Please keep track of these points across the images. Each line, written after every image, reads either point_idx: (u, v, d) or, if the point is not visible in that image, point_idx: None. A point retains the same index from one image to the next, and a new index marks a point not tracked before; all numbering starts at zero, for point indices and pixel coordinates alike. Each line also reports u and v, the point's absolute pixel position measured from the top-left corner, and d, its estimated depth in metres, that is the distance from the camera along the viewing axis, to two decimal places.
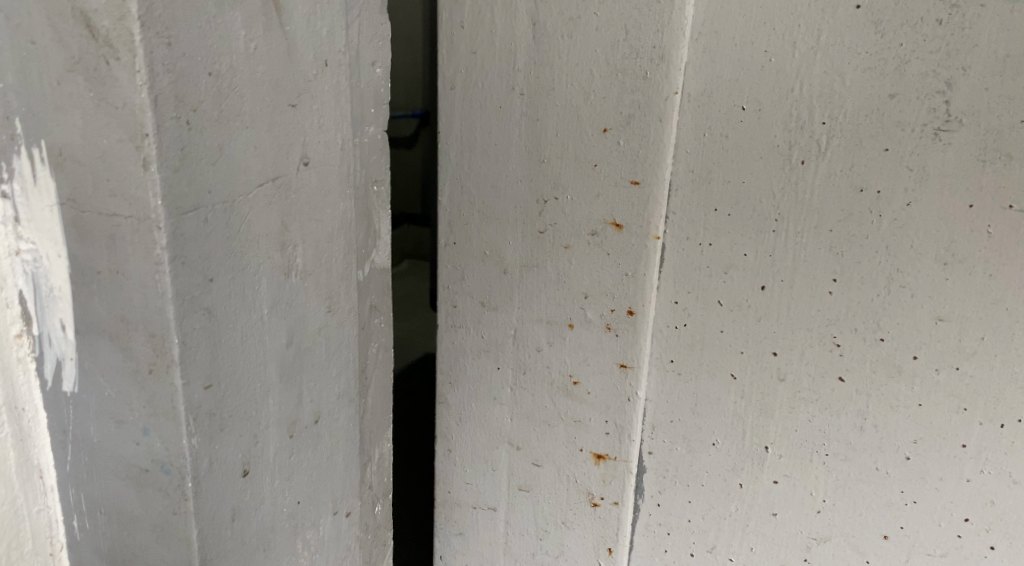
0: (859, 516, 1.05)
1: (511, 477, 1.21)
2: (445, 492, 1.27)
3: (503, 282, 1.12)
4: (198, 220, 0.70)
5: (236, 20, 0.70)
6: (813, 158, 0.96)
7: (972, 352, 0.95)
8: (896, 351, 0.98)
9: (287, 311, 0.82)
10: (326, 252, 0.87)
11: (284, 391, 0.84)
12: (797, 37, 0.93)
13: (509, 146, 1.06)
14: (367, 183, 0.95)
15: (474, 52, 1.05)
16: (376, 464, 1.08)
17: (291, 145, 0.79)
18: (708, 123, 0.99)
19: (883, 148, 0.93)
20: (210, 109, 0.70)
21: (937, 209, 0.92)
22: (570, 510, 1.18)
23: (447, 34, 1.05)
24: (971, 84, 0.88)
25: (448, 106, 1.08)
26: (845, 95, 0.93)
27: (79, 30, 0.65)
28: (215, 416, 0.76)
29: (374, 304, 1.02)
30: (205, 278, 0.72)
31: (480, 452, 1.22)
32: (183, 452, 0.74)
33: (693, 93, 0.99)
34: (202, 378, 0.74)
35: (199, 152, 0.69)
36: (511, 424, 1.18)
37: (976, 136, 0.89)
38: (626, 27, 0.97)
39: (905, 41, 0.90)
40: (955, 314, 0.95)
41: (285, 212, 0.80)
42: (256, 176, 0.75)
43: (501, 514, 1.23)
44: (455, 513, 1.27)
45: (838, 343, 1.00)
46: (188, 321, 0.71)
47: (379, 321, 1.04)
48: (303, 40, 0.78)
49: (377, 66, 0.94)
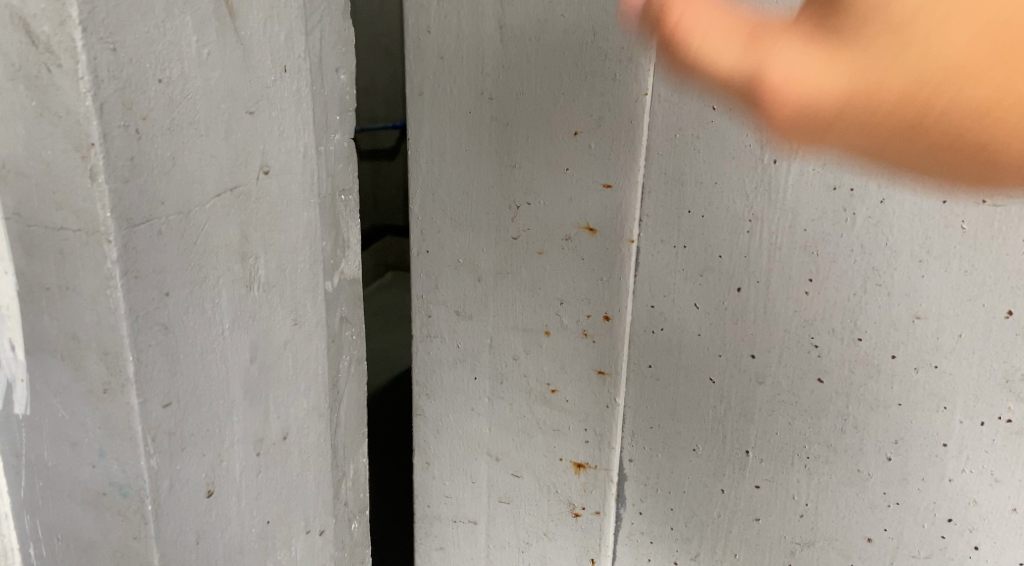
0: (842, 518, 1.04)
1: (492, 489, 1.23)
2: (425, 506, 1.28)
3: (478, 290, 1.14)
4: (152, 232, 0.69)
5: (186, 24, 0.69)
6: (785, 156, 0.95)
7: (950, 349, 0.94)
8: (875, 350, 0.97)
9: (250, 324, 0.81)
10: (291, 263, 0.86)
11: (249, 407, 0.82)
12: None
13: (482, 154, 1.08)
14: (333, 192, 0.94)
15: (441, 57, 1.06)
16: (350, 480, 1.06)
17: (251, 153, 0.78)
18: (678, 123, 0.98)
19: None
20: (161, 117, 0.68)
21: (911, 205, 0.91)
22: (555, 518, 1.20)
23: (415, 39, 1.06)
24: None
25: (419, 114, 1.10)
26: None
27: (19, 35, 0.63)
28: (175, 435, 0.74)
29: (344, 316, 1.00)
30: (160, 293, 0.70)
31: (460, 464, 1.24)
32: (140, 474, 0.71)
33: (662, 93, 0.98)
34: (160, 396, 0.72)
35: (151, 161, 0.68)
36: (490, 435, 1.20)
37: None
38: (594, 29, 0.98)
39: None
40: (933, 311, 0.93)
41: (245, 222, 0.78)
42: (212, 186, 0.74)
43: (483, 526, 1.25)
44: (435, 528, 1.29)
45: (816, 344, 0.99)
46: (143, 337, 0.69)
47: (351, 333, 1.03)
48: (259, 46, 0.77)
49: (342, 72, 0.93)
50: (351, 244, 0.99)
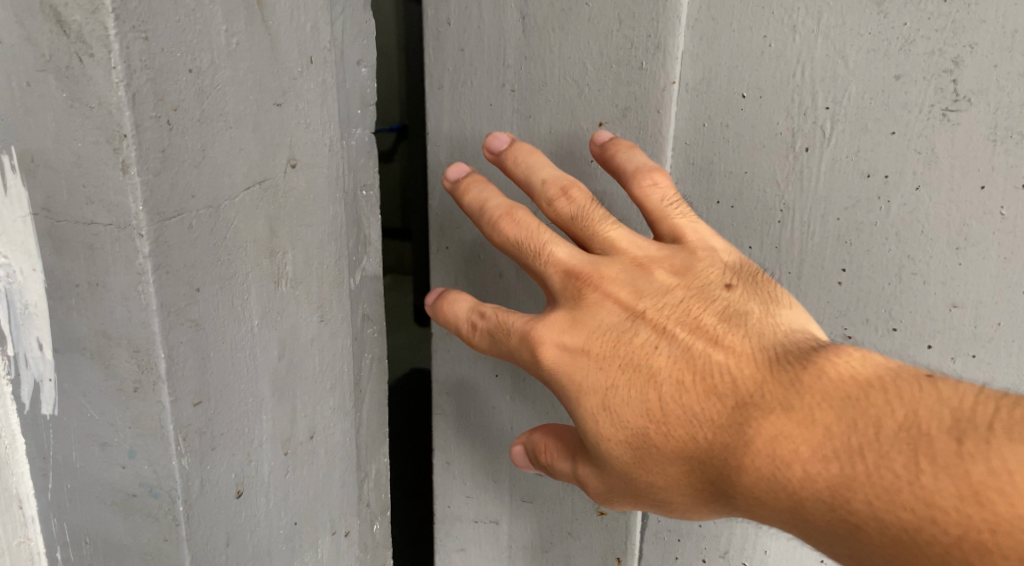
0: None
1: (515, 489, 1.22)
2: (445, 506, 1.29)
3: (498, 285, 1.12)
4: (182, 226, 0.68)
5: (216, 13, 0.68)
6: (817, 144, 0.95)
7: (989, 338, 0.94)
8: (910, 342, 0.97)
9: (278, 321, 0.80)
10: (316, 257, 0.84)
11: (277, 405, 0.81)
12: (797, 21, 0.92)
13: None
14: (355, 188, 0.95)
15: (461, 49, 1.03)
16: (372, 480, 1.07)
17: (279, 146, 0.77)
18: (707, 112, 0.99)
19: (889, 131, 0.92)
20: (191, 108, 0.67)
21: (947, 192, 0.91)
22: (579, 517, 1.18)
23: (434, 31, 1.04)
24: (979, 61, 0.87)
25: (438, 107, 1.07)
26: (848, 78, 0.92)
27: (50, 26, 0.62)
28: (205, 434, 0.73)
29: (366, 315, 1.01)
30: (191, 288, 0.69)
31: (479, 466, 1.24)
32: (172, 475, 0.71)
33: (691, 82, 0.99)
34: (191, 394, 0.71)
35: (181, 153, 0.67)
36: (511, 434, 1.19)
37: (986, 114, 0.88)
38: (620, 17, 0.95)
39: (907, 19, 0.88)
40: (970, 299, 0.94)
41: (275, 218, 0.77)
42: (241, 179, 0.72)
43: (505, 525, 1.25)
44: (455, 528, 1.30)
45: (850, 334, 1.00)
46: (174, 334, 0.68)
47: (372, 330, 1.03)
48: (286, 36, 0.76)
49: (364, 65, 0.93)
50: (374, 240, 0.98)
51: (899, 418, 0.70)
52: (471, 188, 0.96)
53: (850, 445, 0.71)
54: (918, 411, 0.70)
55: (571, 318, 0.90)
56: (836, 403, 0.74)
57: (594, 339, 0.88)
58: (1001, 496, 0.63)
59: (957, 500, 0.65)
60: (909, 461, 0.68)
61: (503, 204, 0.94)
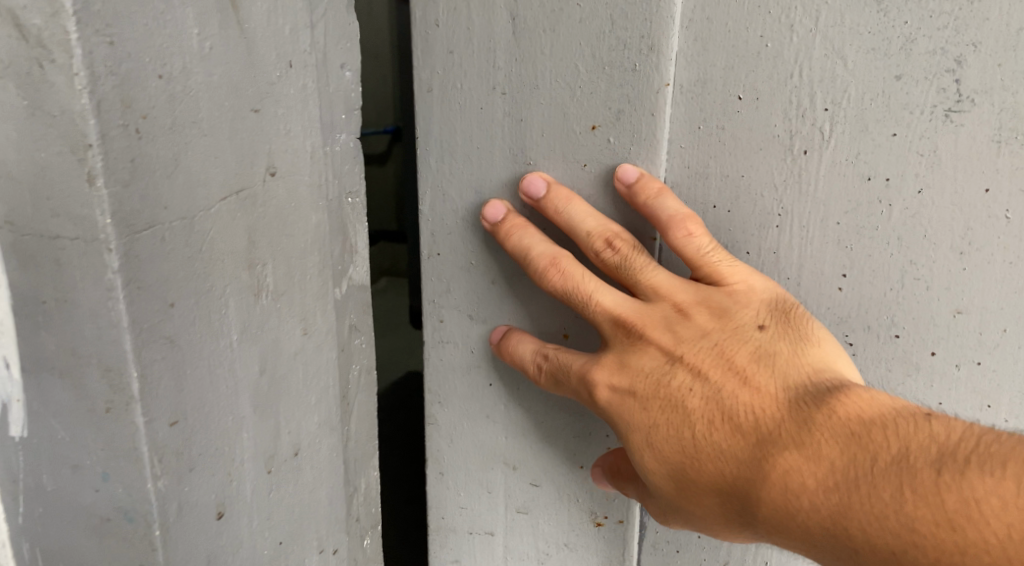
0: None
1: (510, 500, 1.19)
2: (439, 518, 1.25)
3: (491, 293, 1.09)
4: (155, 238, 0.66)
5: (186, 16, 0.66)
6: (816, 146, 0.93)
7: (993, 344, 0.93)
8: (913, 349, 0.96)
9: (258, 336, 0.78)
10: (298, 268, 0.83)
11: (258, 422, 0.80)
12: (794, 20, 0.90)
13: (493, 150, 1.03)
14: (340, 195, 0.91)
15: (450, 51, 1.01)
16: (362, 495, 1.04)
17: (256, 153, 0.75)
18: (702, 114, 0.96)
19: (891, 133, 0.90)
20: (162, 115, 0.65)
21: (950, 195, 0.90)
22: (576, 530, 1.17)
23: (422, 32, 1.02)
24: (983, 61, 0.85)
25: (425, 112, 1.05)
26: (848, 79, 0.90)
27: (7, 30, 0.60)
28: (183, 454, 0.71)
29: (353, 324, 0.98)
30: (165, 304, 0.68)
31: (475, 473, 1.20)
32: (148, 499, 0.69)
33: (684, 84, 0.96)
34: (167, 414, 0.69)
35: (152, 162, 0.65)
36: (506, 443, 1.16)
37: (990, 115, 0.86)
38: (612, 18, 0.94)
39: (908, 18, 0.86)
40: (975, 305, 0.93)
41: (253, 229, 0.75)
42: (218, 188, 0.71)
43: (500, 538, 1.23)
44: (449, 540, 1.26)
45: (851, 341, 0.98)
46: (148, 352, 0.67)
47: (360, 341, 1.00)
48: (263, 39, 0.74)
49: (347, 68, 0.90)
50: (359, 249, 0.96)
51: (893, 452, 0.77)
52: (515, 235, 1.01)
53: (847, 476, 0.78)
54: (910, 445, 0.76)
55: (617, 362, 0.97)
56: (840, 439, 0.80)
57: (636, 380, 0.95)
58: (973, 524, 0.70)
59: (935, 526, 0.71)
60: (896, 491, 0.74)
61: (548, 252, 0.99)
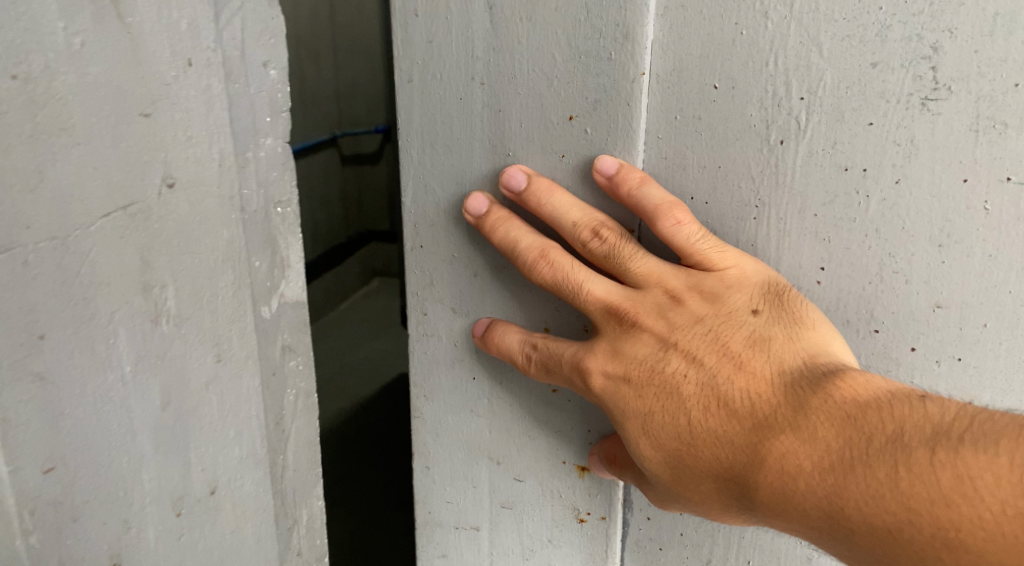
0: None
1: (494, 495, 1.15)
2: (426, 513, 1.21)
3: (473, 286, 1.05)
4: (14, 262, 0.61)
5: (50, 10, 0.61)
6: (792, 136, 0.87)
7: (975, 340, 0.87)
8: (893, 346, 0.90)
9: (160, 364, 0.75)
10: (207, 289, 0.79)
11: (161, 462, 0.76)
12: (768, 7, 0.84)
13: (473, 141, 0.99)
14: (268, 205, 0.88)
15: (429, 41, 0.97)
16: (303, 527, 1.03)
17: (149, 163, 0.71)
18: (679, 105, 0.91)
19: (867, 122, 0.84)
20: (19, 121, 0.60)
21: (928, 186, 0.84)
22: (556, 530, 1.12)
23: (401, 22, 0.97)
24: (960, 47, 0.79)
25: (406, 105, 1.01)
26: (823, 67, 0.84)
27: None
28: (63, 505, 0.67)
29: (285, 344, 0.95)
30: (33, 336, 0.63)
31: (460, 469, 1.16)
32: (16, 554, 0.64)
33: (661, 73, 0.90)
34: (42, 460, 0.65)
35: (9, 173, 0.60)
36: (489, 438, 1.12)
37: (967, 103, 0.80)
38: (587, 6, 0.89)
39: (881, 3, 0.81)
40: (955, 299, 0.87)
41: (147, 249, 0.72)
42: (99, 204, 0.66)
43: (485, 534, 1.18)
44: (437, 534, 1.22)
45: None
46: (12, 390, 0.62)
47: (295, 362, 0.97)
48: (153, 36, 0.70)
49: (271, 68, 0.85)
50: (291, 264, 0.93)
51: (888, 433, 0.73)
52: (500, 227, 0.96)
53: (843, 459, 0.74)
54: (905, 426, 0.73)
55: (610, 350, 0.92)
56: (835, 422, 0.76)
57: (629, 368, 0.90)
58: (969, 503, 0.66)
59: (930, 505, 0.68)
60: (890, 470, 0.71)
61: (535, 243, 0.94)
